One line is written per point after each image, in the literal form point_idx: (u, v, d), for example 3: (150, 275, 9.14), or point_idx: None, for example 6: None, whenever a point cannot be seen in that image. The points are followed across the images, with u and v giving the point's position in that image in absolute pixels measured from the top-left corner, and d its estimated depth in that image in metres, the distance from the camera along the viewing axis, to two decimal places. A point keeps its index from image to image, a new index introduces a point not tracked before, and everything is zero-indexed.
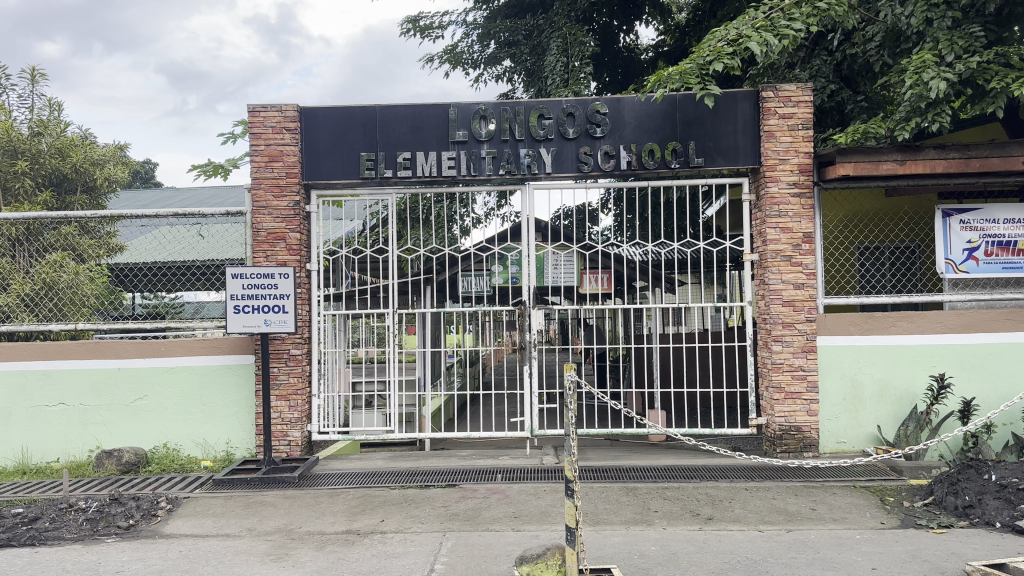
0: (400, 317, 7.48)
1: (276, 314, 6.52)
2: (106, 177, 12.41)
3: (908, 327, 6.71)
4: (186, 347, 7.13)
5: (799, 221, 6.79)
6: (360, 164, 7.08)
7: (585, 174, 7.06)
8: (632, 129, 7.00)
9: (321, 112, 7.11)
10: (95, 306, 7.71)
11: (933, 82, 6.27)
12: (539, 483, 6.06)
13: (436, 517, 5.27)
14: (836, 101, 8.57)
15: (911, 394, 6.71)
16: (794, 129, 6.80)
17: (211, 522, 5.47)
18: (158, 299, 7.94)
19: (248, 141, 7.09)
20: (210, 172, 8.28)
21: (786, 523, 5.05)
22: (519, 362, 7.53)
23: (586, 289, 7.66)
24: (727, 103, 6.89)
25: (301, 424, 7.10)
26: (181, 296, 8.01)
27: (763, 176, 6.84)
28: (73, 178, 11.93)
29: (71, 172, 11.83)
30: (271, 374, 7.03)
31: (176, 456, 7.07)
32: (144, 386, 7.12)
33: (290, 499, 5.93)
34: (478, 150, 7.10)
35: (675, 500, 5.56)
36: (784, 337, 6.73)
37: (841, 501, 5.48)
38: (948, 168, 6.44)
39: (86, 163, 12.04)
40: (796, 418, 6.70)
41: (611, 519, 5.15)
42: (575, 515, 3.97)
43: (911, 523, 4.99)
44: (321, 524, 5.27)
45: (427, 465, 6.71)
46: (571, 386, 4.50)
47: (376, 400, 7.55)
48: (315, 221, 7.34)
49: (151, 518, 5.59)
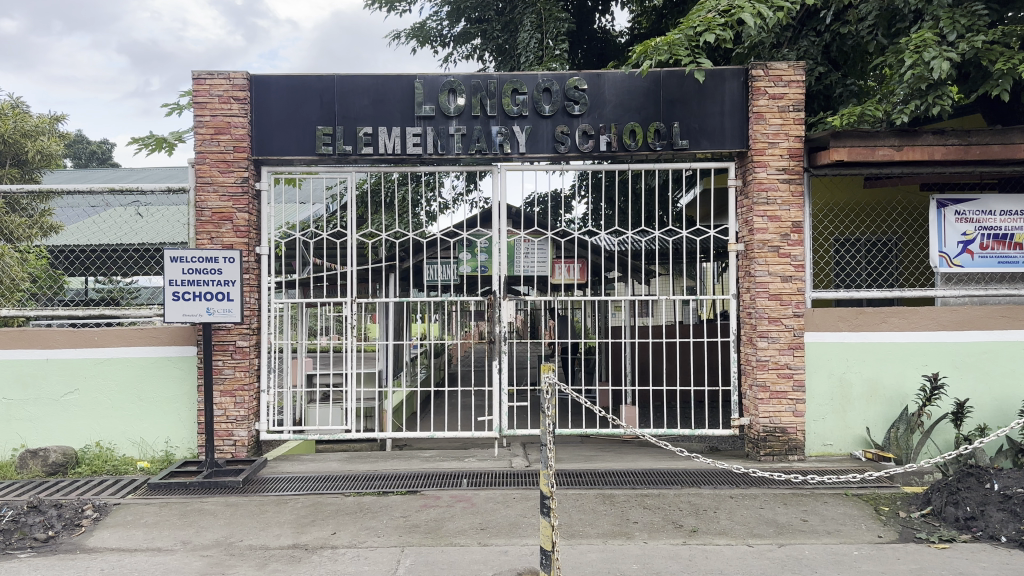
0: (360, 306, 6.90)
1: (220, 302, 5.91)
2: (39, 150, 11.64)
3: (899, 324, 6.38)
4: (122, 336, 6.42)
5: (788, 209, 6.37)
6: (316, 139, 6.46)
7: (562, 155, 6.54)
8: (612, 107, 6.50)
9: (273, 81, 6.46)
10: (29, 291, 7.03)
11: (934, 62, 6.00)
12: (509, 490, 5.54)
13: (394, 530, 4.74)
14: (824, 84, 8.26)
15: (902, 395, 6.39)
16: (785, 111, 6.37)
17: (140, 534, 4.71)
18: (113, 284, 7.16)
19: (192, 111, 6.42)
20: (153, 147, 7.56)
21: (777, 537, 4.66)
22: (487, 355, 6.93)
23: (560, 279, 7.12)
24: (715, 82, 6.43)
25: (248, 423, 6.45)
26: (138, 282, 7.12)
27: (751, 161, 6.41)
28: (3, 150, 11.19)
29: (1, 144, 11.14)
30: (214, 368, 6.37)
31: (110, 456, 6.34)
32: (75, 379, 6.40)
33: (232, 507, 5.23)
34: (446, 126, 6.53)
35: (656, 509, 5.12)
36: (770, 332, 6.33)
37: (833, 512, 5.15)
38: (946, 155, 6.11)
39: (16, 135, 11.26)
40: (781, 419, 6.32)
41: (587, 531, 4.69)
42: (550, 536, 3.67)
43: (910, 537, 4.68)
44: (264, 537, 4.63)
45: (387, 468, 6.17)
46: (548, 389, 4.00)
47: (332, 395, 6.98)
48: (265, 201, 6.69)
49: (73, 529, 4.78)
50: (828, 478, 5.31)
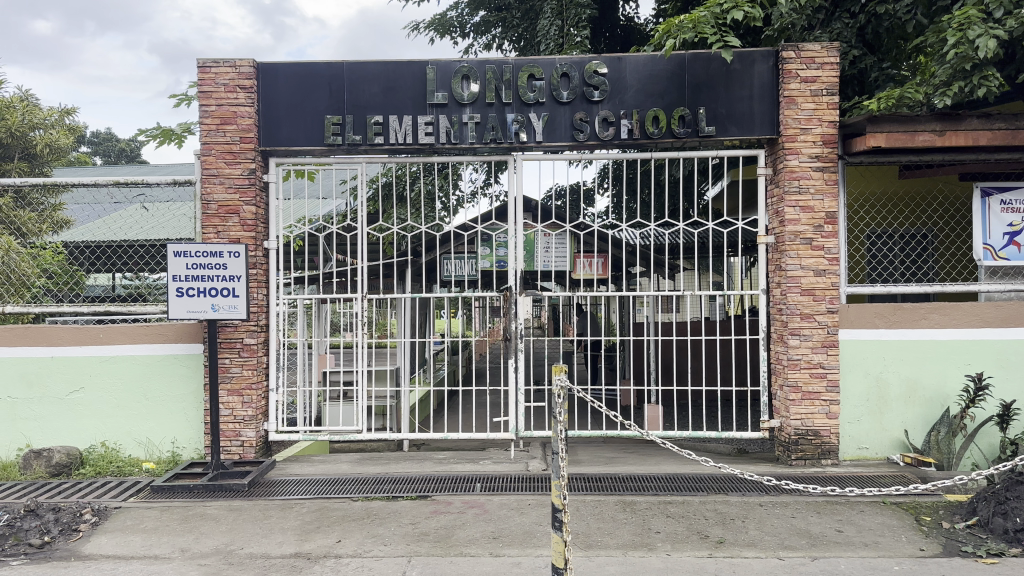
0: (371, 302, 6.64)
1: (226, 299, 5.69)
2: (48, 142, 11.73)
3: (940, 321, 5.98)
4: (127, 334, 6.27)
5: (821, 199, 5.99)
6: (325, 129, 6.22)
7: (581, 143, 6.23)
8: (634, 93, 6.18)
9: (281, 69, 6.24)
10: (46, 288, 6.83)
11: (979, 40, 5.62)
12: (524, 496, 5.26)
13: (402, 538, 4.50)
14: (859, 69, 7.83)
15: (943, 396, 6.00)
16: (818, 95, 5.99)
17: (138, 540, 4.52)
18: (141, 280, 6.81)
19: (197, 101, 6.22)
20: (160, 139, 7.39)
21: (810, 550, 4.33)
22: (505, 353, 6.57)
23: (579, 275, 6.77)
24: (744, 64, 6.07)
25: (256, 423, 6.26)
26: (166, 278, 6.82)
27: (782, 148, 6.03)
28: (10, 144, 11.28)
29: (8, 137, 11.22)
30: (220, 366, 6.19)
31: (115, 457, 6.20)
32: (80, 378, 6.26)
33: (236, 512, 5.04)
34: (460, 114, 6.25)
35: (680, 518, 4.81)
36: (802, 330, 5.96)
37: (870, 521, 4.81)
38: (992, 140, 5.71)
39: (24, 128, 11.32)
40: (813, 421, 5.96)
41: (606, 542, 4.40)
42: (563, 554, 3.41)
43: (955, 550, 4.32)
44: (266, 545, 4.42)
45: (398, 471, 5.93)
46: (560, 392, 3.70)
47: (344, 394, 6.78)
48: (273, 193, 6.47)
49: (70, 534, 4.61)
50: (871, 492, 4.26)
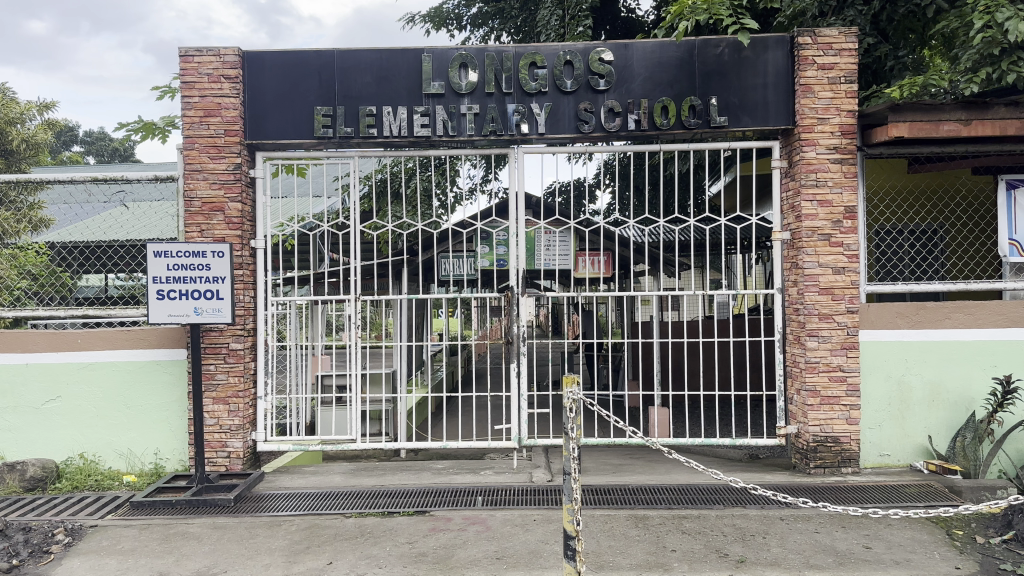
0: (364, 302, 6.26)
1: (209, 302, 5.34)
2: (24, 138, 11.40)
3: (965, 320, 5.67)
4: (107, 339, 5.91)
5: (839, 193, 5.67)
6: (314, 120, 5.89)
7: (586, 135, 5.90)
8: (642, 82, 5.85)
9: (267, 57, 5.91)
10: (27, 290, 6.46)
11: (1009, 23, 5.31)
12: (528, 511, 4.94)
13: (398, 559, 4.17)
14: (874, 57, 7.52)
15: (967, 400, 5.69)
16: (836, 83, 5.67)
17: (113, 563, 4.19)
18: (133, 280, 6.45)
19: (179, 92, 5.87)
20: (143, 133, 7.03)
21: (838, 569, 4.02)
22: (505, 357, 6.20)
23: (583, 272, 6.44)
24: (757, 50, 5.76)
25: (243, 433, 5.92)
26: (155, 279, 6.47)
27: (798, 139, 5.70)
28: None
29: None
30: (205, 372, 5.84)
31: (94, 469, 5.84)
32: (57, 386, 5.91)
33: (220, 530, 4.70)
34: (458, 105, 5.91)
35: (696, 534, 4.49)
36: (820, 331, 5.64)
37: (899, 536, 4.49)
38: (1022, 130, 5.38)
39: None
40: (833, 427, 5.64)
41: (619, 562, 4.07)
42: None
43: (993, 568, 4.01)
44: (251, 568, 4.09)
45: (395, 483, 5.59)
46: (572, 405, 3.38)
47: (336, 401, 6.43)
48: (261, 189, 6.12)
49: (40, 556, 4.27)
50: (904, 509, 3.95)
